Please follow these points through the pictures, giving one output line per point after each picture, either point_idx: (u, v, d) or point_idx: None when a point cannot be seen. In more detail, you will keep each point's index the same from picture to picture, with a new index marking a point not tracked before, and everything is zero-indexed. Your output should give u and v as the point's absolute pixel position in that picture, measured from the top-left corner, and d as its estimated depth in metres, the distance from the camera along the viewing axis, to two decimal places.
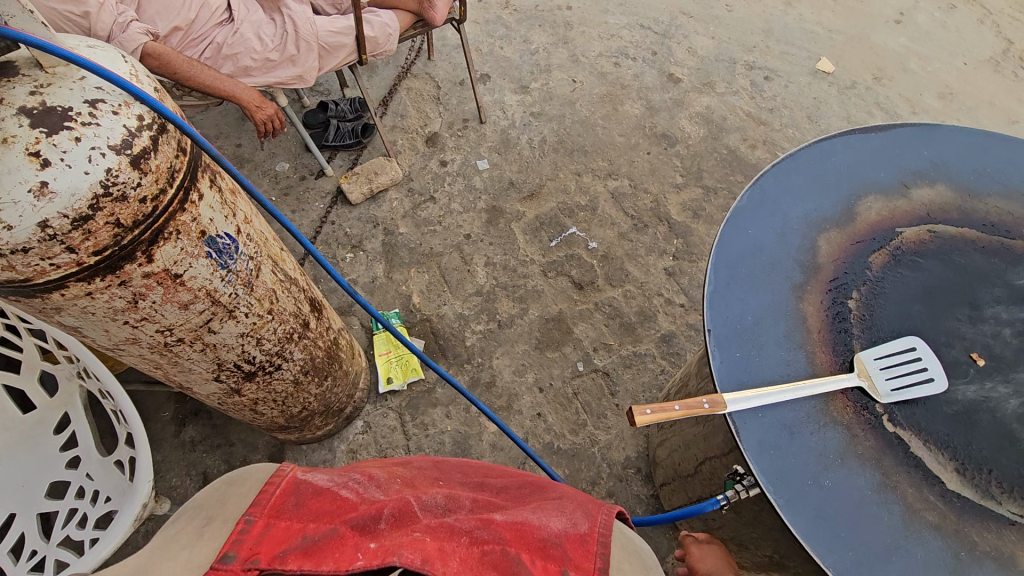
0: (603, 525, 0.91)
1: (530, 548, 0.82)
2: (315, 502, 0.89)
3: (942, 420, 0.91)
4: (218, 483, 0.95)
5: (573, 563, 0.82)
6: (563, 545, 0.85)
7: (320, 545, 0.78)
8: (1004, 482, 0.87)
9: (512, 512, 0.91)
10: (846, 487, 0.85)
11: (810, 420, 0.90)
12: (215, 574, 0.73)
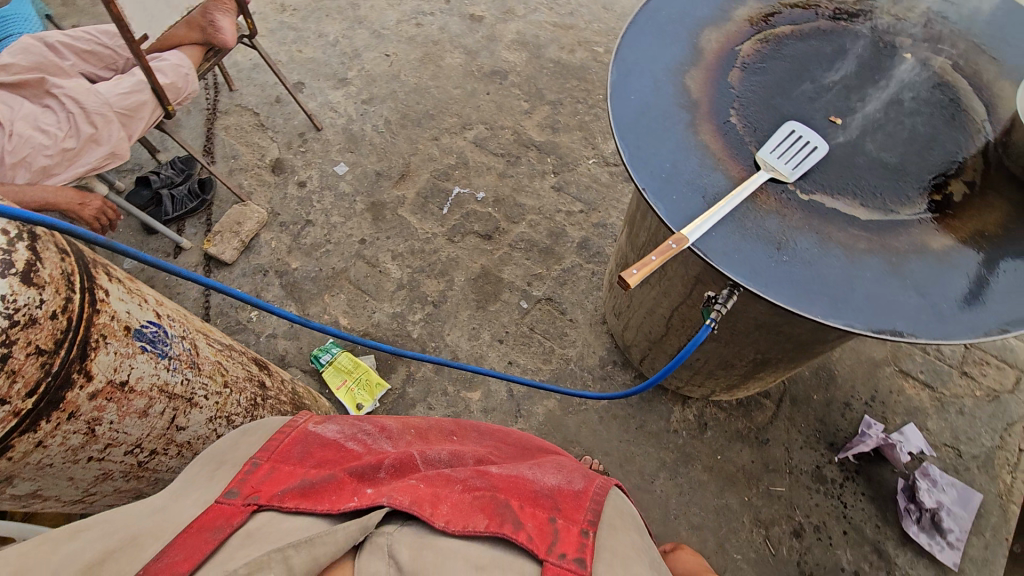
0: (598, 485, 0.98)
1: (520, 499, 0.87)
2: (320, 451, 0.97)
3: (835, 175, 1.12)
4: (236, 433, 1.09)
5: (562, 511, 0.86)
6: (554, 496, 0.91)
7: (319, 484, 0.87)
8: (893, 197, 1.10)
9: (509, 468, 0.99)
10: (799, 254, 1.02)
11: (750, 219, 1.06)
12: (218, 507, 0.82)
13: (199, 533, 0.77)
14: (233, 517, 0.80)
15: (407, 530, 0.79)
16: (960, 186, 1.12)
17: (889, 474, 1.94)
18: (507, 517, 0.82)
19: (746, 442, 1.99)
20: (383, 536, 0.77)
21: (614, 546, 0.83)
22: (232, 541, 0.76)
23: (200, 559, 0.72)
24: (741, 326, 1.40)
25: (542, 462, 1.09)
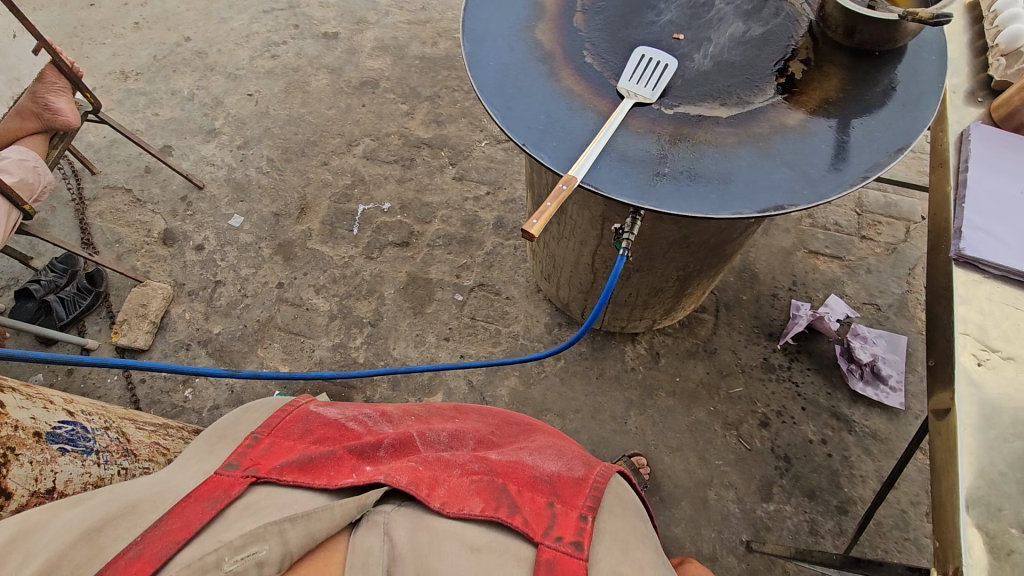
0: (600, 473, 0.98)
1: (519, 482, 0.90)
2: (321, 428, 0.98)
3: (692, 86, 1.20)
4: (238, 410, 1.04)
5: (561, 497, 0.89)
6: (553, 483, 0.92)
7: (318, 461, 0.89)
8: (745, 90, 1.19)
9: (508, 455, 1.00)
10: (679, 163, 1.08)
11: (626, 143, 1.11)
12: (217, 478, 0.83)
13: (199, 502, 0.79)
14: (231, 489, 0.81)
15: (406, 509, 0.83)
16: (799, 65, 1.22)
17: (825, 345, 2.16)
18: (504, 502, 0.86)
19: (699, 357, 2.15)
20: (382, 515, 0.81)
21: (613, 530, 0.87)
22: (229, 512, 0.79)
23: (197, 528, 0.75)
24: (655, 249, 1.47)
25: (546, 444, 1.09)
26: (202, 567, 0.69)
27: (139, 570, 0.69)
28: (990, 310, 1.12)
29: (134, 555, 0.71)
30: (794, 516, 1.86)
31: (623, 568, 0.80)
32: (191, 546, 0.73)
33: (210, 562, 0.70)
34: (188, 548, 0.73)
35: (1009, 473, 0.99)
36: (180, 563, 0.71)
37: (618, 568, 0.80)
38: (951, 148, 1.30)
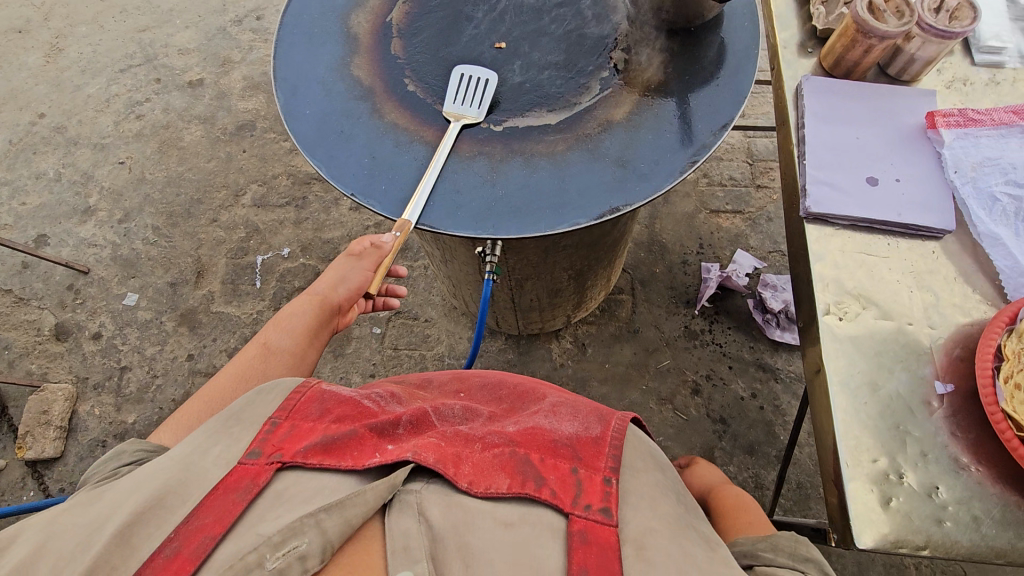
0: (617, 428, 0.90)
1: (540, 449, 0.82)
2: (338, 406, 0.86)
3: (519, 96, 1.17)
4: (250, 390, 0.88)
5: (585, 461, 0.82)
6: (574, 446, 0.84)
7: (339, 443, 0.79)
8: (570, 92, 1.17)
9: (523, 421, 0.91)
10: (513, 179, 1.06)
11: (456, 171, 1.07)
12: (240, 470, 0.73)
13: (228, 494, 0.70)
14: (259, 477, 0.73)
15: (435, 486, 0.76)
16: (620, 56, 1.21)
17: (740, 301, 2.19)
18: (529, 473, 0.78)
19: (625, 339, 2.16)
20: (412, 494, 0.74)
21: (637, 487, 0.81)
22: (262, 502, 0.71)
23: (232, 521, 0.68)
24: (533, 257, 1.44)
25: (560, 399, 1.00)
26: (241, 566, 0.62)
27: (182, 569, 0.63)
28: (843, 262, 1.15)
29: (168, 554, 0.64)
30: (739, 476, 1.90)
31: (655, 524, 0.74)
32: (231, 541, 0.66)
33: (251, 560, 0.63)
34: (227, 543, 0.66)
35: (880, 421, 1.01)
36: (221, 560, 0.64)
37: (649, 526, 0.74)
38: (789, 105, 1.31)
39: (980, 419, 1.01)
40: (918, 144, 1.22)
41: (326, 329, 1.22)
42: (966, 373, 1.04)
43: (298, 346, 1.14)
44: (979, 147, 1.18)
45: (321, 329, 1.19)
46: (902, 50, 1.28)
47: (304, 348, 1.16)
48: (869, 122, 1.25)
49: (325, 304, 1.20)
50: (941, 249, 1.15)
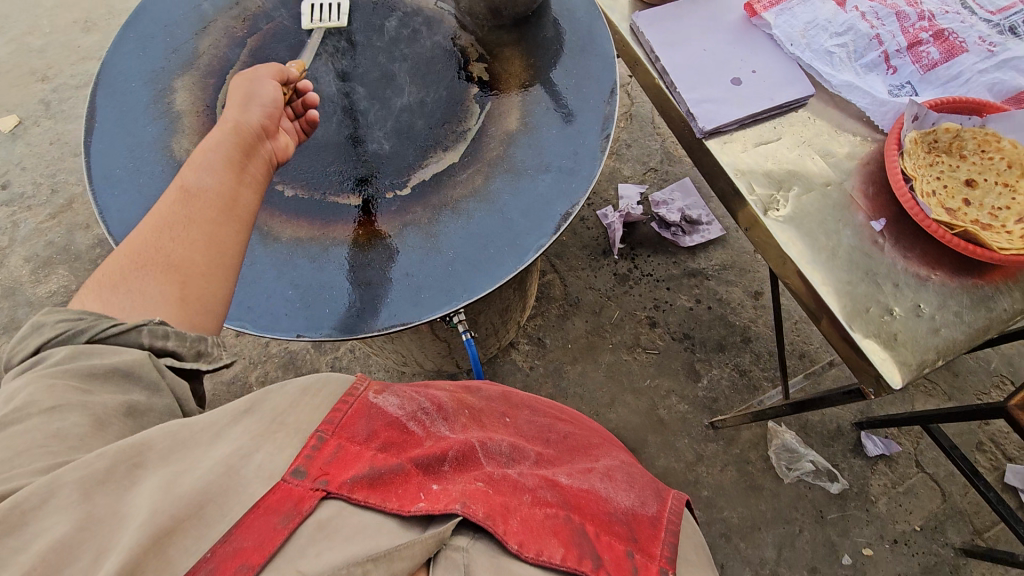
0: (672, 509, 0.80)
1: (597, 522, 0.68)
2: (387, 431, 0.64)
3: (404, 149, 1.09)
4: (295, 382, 0.63)
5: (639, 544, 0.69)
6: (631, 523, 0.72)
7: (383, 479, 0.59)
8: (453, 123, 1.11)
9: (577, 475, 0.76)
10: (454, 237, 0.98)
11: (391, 257, 0.97)
12: (280, 493, 0.53)
13: (267, 516, 0.51)
14: (301, 504, 0.53)
15: (483, 546, 0.56)
16: (479, 67, 1.16)
17: (646, 228, 2.30)
18: (586, 548, 0.62)
19: (572, 313, 2.18)
20: (460, 553, 0.54)
21: None
22: (302, 536, 0.52)
23: (272, 553, 0.50)
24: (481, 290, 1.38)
25: (614, 462, 0.86)
26: None
27: None
28: (750, 159, 1.24)
29: None
30: (724, 375, 2.05)
31: None
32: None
33: None
34: None
35: (852, 275, 1.12)
36: None
37: None
38: (633, 45, 1.37)
39: (916, 232, 1.15)
40: (752, 34, 1.33)
41: (258, 159, 0.91)
42: (885, 204, 1.18)
43: (226, 182, 0.84)
44: (797, 15, 1.32)
45: (247, 159, 0.89)
46: None
47: (234, 187, 0.85)
48: (705, 31, 1.34)
49: (250, 132, 0.90)
50: (812, 112, 1.28)
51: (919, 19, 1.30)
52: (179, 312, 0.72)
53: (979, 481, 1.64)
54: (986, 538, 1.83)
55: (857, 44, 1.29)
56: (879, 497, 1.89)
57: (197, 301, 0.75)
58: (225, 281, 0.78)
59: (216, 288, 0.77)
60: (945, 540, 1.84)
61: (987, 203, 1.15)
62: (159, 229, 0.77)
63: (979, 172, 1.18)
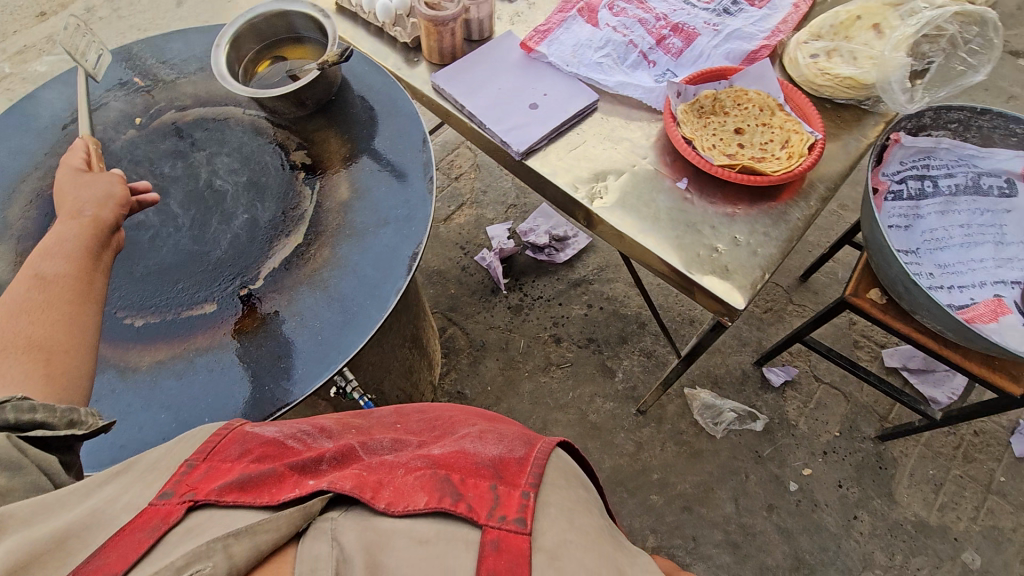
0: (543, 447, 0.75)
1: (462, 466, 0.70)
2: (262, 447, 0.74)
3: (248, 246, 1.12)
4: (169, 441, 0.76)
5: (503, 474, 0.69)
6: (496, 462, 0.71)
7: (255, 482, 0.67)
8: (288, 209, 1.16)
9: (449, 445, 0.79)
10: (316, 307, 1.04)
11: (260, 346, 1.00)
12: (148, 512, 0.62)
13: (133, 534, 0.60)
14: (169, 517, 0.62)
15: (354, 514, 0.64)
16: (299, 153, 1.22)
17: (523, 258, 2.44)
18: (446, 488, 0.65)
19: (482, 357, 2.23)
20: (328, 521, 0.62)
21: (562, 499, 0.67)
22: (169, 540, 0.60)
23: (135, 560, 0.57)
24: (373, 356, 1.40)
25: (489, 428, 0.86)
26: None
27: None
28: (566, 164, 1.40)
29: None
30: (634, 362, 2.18)
31: (572, 537, 0.61)
32: None
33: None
34: None
35: (677, 231, 1.29)
36: None
37: (567, 538, 0.61)
38: (440, 100, 1.51)
39: (712, 181, 1.36)
40: (535, 65, 1.53)
41: (109, 248, 0.99)
42: (681, 166, 1.38)
43: (82, 269, 0.92)
44: (564, 42, 1.54)
45: (103, 250, 0.97)
46: (469, 21, 1.57)
47: (89, 273, 0.93)
48: (496, 73, 1.51)
49: (97, 224, 0.97)
50: (604, 113, 1.48)
51: (658, 20, 1.57)
52: (46, 388, 0.78)
53: (859, 369, 1.87)
54: (891, 420, 2.06)
55: (618, 52, 1.52)
56: (798, 420, 2.07)
57: (63, 374, 0.81)
58: (87, 357, 0.86)
59: (81, 362, 0.85)
60: (862, 435, 2.04)
61: (756, 141, 1.38)
62: (11, 315, 0.83)
63: (742, 120, 1.41)
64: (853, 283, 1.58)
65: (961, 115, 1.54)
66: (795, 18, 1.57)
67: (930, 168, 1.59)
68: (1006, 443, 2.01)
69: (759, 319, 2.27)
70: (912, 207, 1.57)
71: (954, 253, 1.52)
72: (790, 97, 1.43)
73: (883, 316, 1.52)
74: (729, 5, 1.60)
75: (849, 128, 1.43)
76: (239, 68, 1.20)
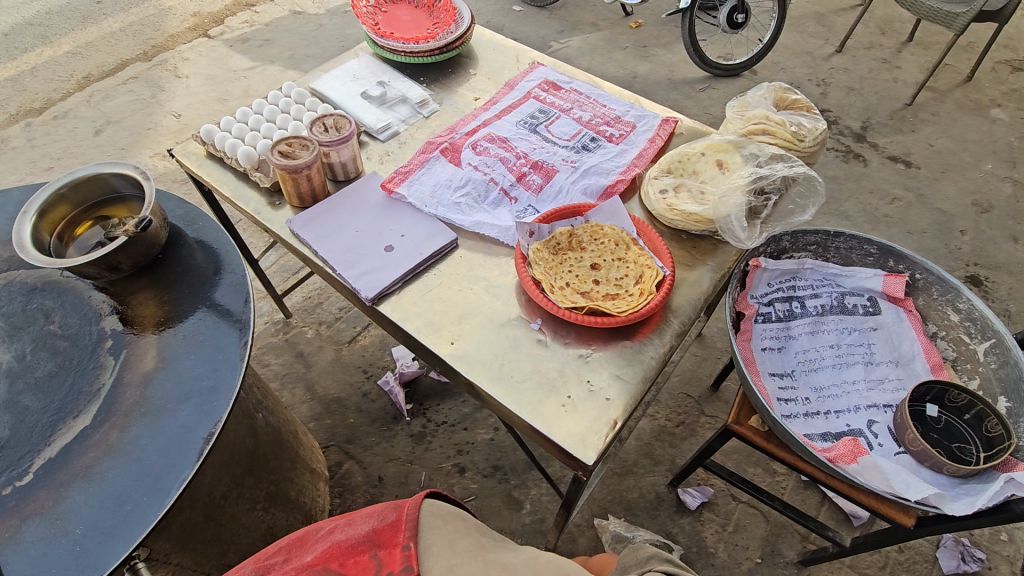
0: (410, 501, 0.86)
1: (337, 555, 0.80)
2: None
3: (27, 433, 0.99)
4: None
5: (383, 540, 0.80)
6: (371, 536, 0.81)
7: None
8: (82, 383, 1.05)
9: (314, 545, 0.86)
10: (84, 505, 0.91)
11: (9, 557, 0.86)
12: None
13: None
14: None
15: None
16: (111, 317, 1.14)
17: (428, 379, 2.34)
18: None
19: (379, 495, 2.05)
20: None
21: (439, 538, 0.80)
22: None
23: None
24: (203, 532, 1.25)
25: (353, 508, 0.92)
26: None
27: None
28: (419, 308, 1.35)
29: None
30: (543, 491, 2.05)
31: (455, 561, 0.77)
32: None
33: None
34: None
35: (529, 377, 1.24)
36: None
37: (451, 563, 0.77)
38: (294, 245, 1.47)
39: (566, 322, 1.32)
40: (395, 206, 1.52)
41: None
42: (537, 307, 1.35)
43: None
44: (424, 182, 1.56)
45: None
46: (332, 166, 1.58)
47: None
48: (354, 216, 1.49)
49: None
50: (463, 252, 1.46)
51: (519, 159, 1.61)
52: None
53: (764, 495, 1.77)
54: (813, 540, 1.94)
55: (478, 190, 1.54)
56: (715, 547, 1.94)
57: None
58: None
59: None
60: (784, 560, 1.91)
61: (610, 277, 1.37)
62: None
63: (598, 256, 1.40)
64: (735, 410, 1.53)
65: (816, 238, 1.57)
66: (650, 151, 1.64)
67: (797, 288, 1.60)
68: (933, 559, 1.91)
69: (670, 434, 2.19)
70: (783, 329, 1.56)
71: (828, 375, 1.50)
72: (643, 232, 1.44)
73: (763, 444, 1.46)
74: (588, 141, 1.67)
75: (704, 259, 1.44)
76: (50, 235, 1.14)
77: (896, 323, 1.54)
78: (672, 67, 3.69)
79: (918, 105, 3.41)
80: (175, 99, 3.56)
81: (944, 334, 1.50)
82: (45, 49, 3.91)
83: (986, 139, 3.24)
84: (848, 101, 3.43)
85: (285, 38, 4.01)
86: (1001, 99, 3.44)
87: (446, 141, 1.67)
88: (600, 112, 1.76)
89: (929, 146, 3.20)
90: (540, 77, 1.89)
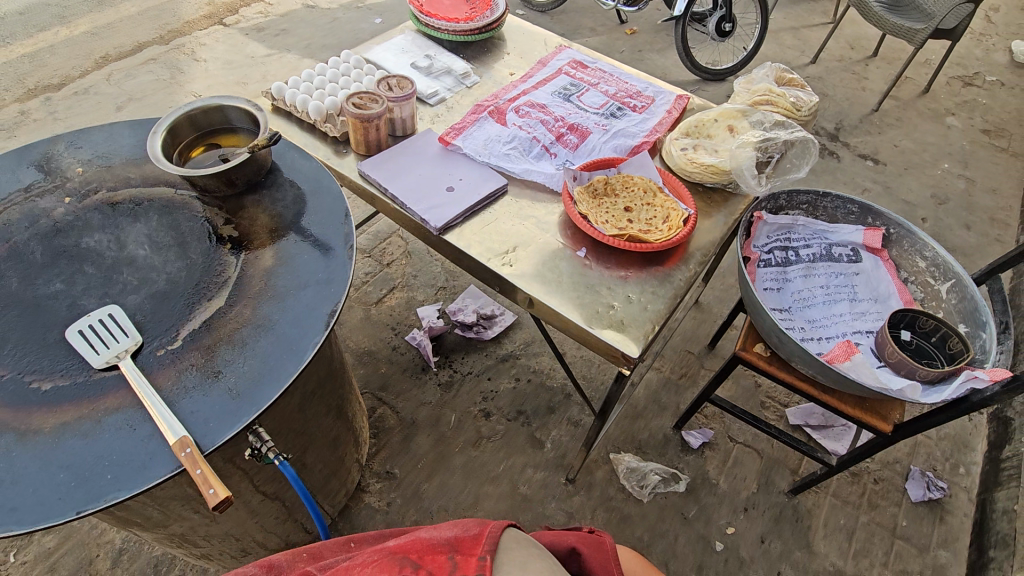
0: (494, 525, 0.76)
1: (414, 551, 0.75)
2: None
3: (169, 311, 1.15)
4: None
5: (460, 552, 0.73)
6: (450, 544, 0.74)
7: None
8: (211, 275, 1.22)
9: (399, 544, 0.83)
10: (232, 362, 1.08)
11: (173, 396, 1.02)
12: None
13: None
14: None
15: None
16: (227, 227, 1.31)
17: (452, 335, 2.53)
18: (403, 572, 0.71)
19: (413, 434, 2.22)
20: None
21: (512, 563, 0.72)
22: None
23: None
24: (293, 422, 1.41)
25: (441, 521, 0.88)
26: None
27: None
28: (479, 238, 1.56)
29: None
30: (562, 432, 2.26)
31: None
32: None
33: None
34: None
35: (578, 291, 1.45)
36: None
37: None
38: (364, 185, 1.66)
39: (605, 251, 1.55)
40: (451, 156, 1.73)
41: None
42: (580, 239, 1.58)
43: None
44: (476, 137, 1.77)
45: None
46: (392, 121, 1.79)
47: None
48: (416, 163, 1.70)
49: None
50: (513, 196, 1.68)
51: (557, 121, 1.85)
52: None
53: (762, 423, 2.01)
54: (801, 473, 2.19)
55: (524, 145, 1.77)
56: (717, 478, 2.17)
57: None
58: None
59: None
60: (777, 489, 2.15)
61: (641, 217, 1.60)
62: None
63: (630, 201, 1.64)
64: (742, 339, 1.78)
65: (807, 197, 1.85)
66: (669, 120, 1.90)
67: (791, 240, 1.87)
68: (903, 489, 2.18)
69: (675, 385, 2.43)
70: (781, 273, 1.83)
71: (819, 310, 1.76)
72: (668, 182, 1.69)
73: (766, 366, 1.71)
74: (615, 110, 1.92)
75: (718, 207, 1.70)
76: (174, 154, 1.32)
77: (874, 269, 1.81)
78: (665, 70, 4.01)
79: (884, 111, 3.80)
80: (195, 81, 3.69)
81: (914, 279, 1.78)
82: (62, 29, 3.99)
83: (943, 142, 3.64)
84: (823, 105, 3.80)
85: (301, 29, 4.19)
86: (954, 109, 3.87)
87: (491, 105, 1.89)
88: (623, 88, 2.02)
89: (894, 146, 3.57)
90: (568, 57, 2.14)
